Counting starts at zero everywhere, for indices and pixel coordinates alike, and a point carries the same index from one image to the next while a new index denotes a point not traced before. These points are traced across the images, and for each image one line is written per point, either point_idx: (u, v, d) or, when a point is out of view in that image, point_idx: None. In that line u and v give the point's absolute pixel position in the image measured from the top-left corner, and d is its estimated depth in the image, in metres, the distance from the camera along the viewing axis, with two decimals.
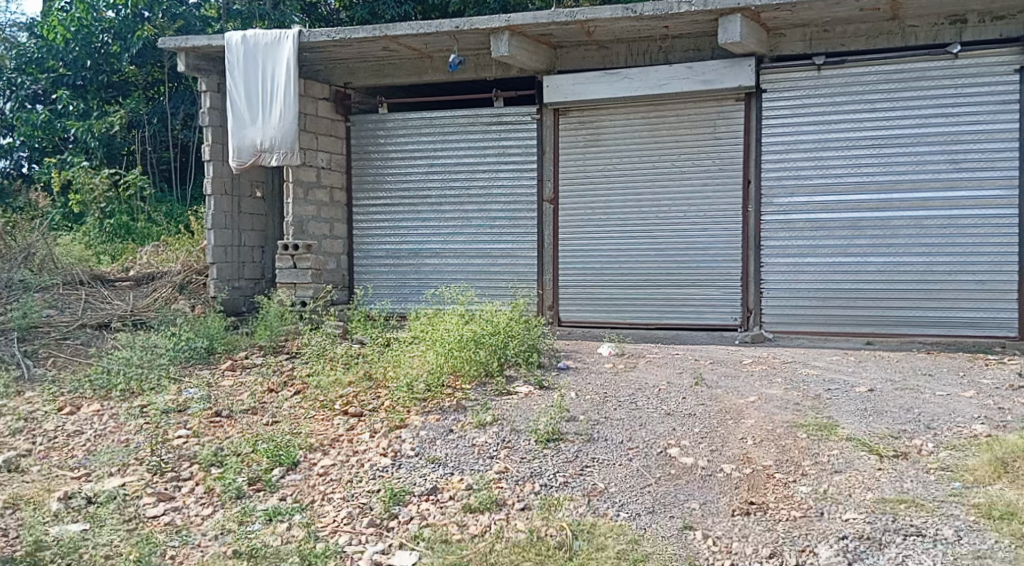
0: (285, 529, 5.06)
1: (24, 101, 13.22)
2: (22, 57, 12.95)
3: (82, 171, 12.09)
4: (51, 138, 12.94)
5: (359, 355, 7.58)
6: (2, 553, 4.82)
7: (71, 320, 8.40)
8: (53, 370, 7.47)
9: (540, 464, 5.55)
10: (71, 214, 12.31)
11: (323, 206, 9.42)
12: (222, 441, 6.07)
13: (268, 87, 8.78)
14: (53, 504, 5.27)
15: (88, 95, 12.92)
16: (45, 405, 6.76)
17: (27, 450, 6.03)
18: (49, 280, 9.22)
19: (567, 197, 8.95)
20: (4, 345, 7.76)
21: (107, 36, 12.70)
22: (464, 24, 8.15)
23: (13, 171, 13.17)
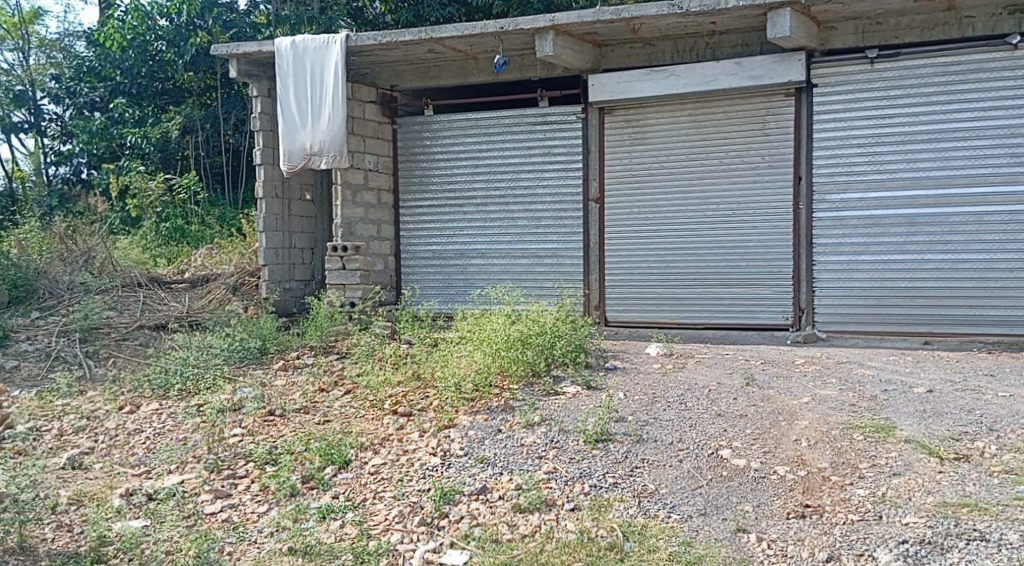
0: (338, 528, 5.10)
1: (82, 108, 13.66)
2: (81, 66, 13.37)
3: (138, 176, 12.35)
4: (109, 145, 13.15)
5: (407, 355, 7.62)
6: (67, 548, 4.89)
7: (129, 321, 8.57)
8: (113, 370, 7.61)
9: (589, 464, 5.55)
10: (128, 218, 12.58)
11: (371, 208, 9.49)
12: (275, 440, 6.12)
13: (317, 91, 8.86)
14: (115, 501, 5.36)
15: (144, 102, 13.30)
16: (106, 404, 6.88)
17: (90, 448, 6.13)
18: (109, 282, 9.40)
19: (613, 197, 8.92)
20: (66, 345, 7.97)
21: (161, 44, 12.92)
22: (509, 24, 8.16)
23: (72, 176, 13.68)
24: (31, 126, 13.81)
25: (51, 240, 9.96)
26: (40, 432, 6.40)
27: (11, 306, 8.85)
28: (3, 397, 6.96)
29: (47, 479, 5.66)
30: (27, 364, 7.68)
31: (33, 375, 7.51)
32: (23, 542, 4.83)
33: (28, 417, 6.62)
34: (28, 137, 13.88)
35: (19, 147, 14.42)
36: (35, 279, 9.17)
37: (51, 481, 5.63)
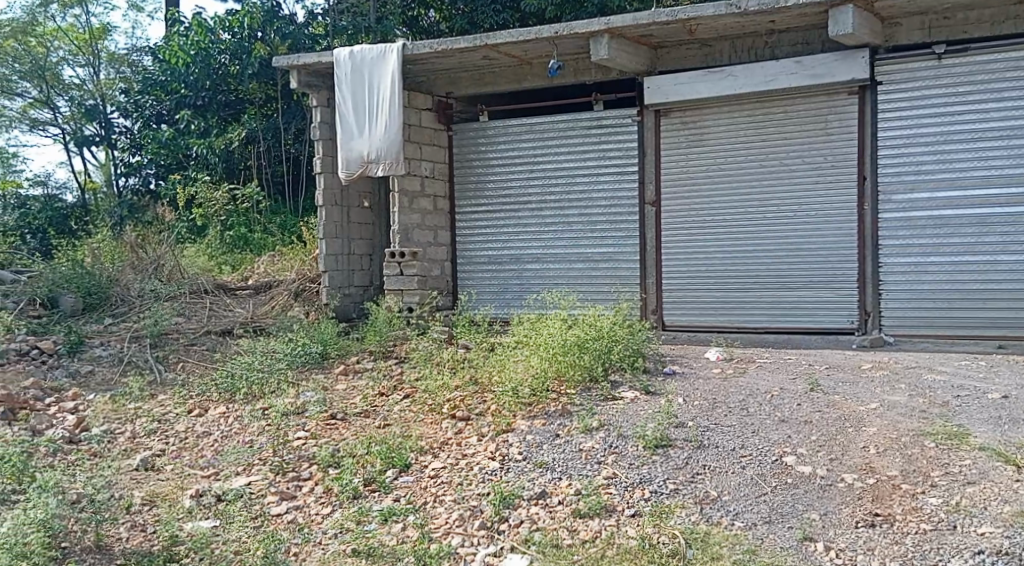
0: (400, 530, 5.12)
1: (149, 120, 13.96)
2: (148, 81, 13.66)
3: (204, 186, 12.58)
4: (176, 155, 13.37)
5: (465, 360, 7.63)
6: (141, 547, 4.97)
7: (197, 327, 8.74)
8: (182, 374, 7.73)
9: (649, 470, 5.50)
10: (194, 226, 12.72)
11: (427, 214, 9.57)
12: (338, 442, 6.17)
13: (374, 99, 8.95)
14: (185, 501, 5.44)
15: (208, 114, 13.45)
16: (175, 408, 7.00)
17: (161, 450, 6.23)
18: (177, 288, 9.58)
19: (670, 199, 8.84)
20: (138, 350, 8.12)
21: (224, 57, 13.17)
22: (563, 29, 8.15)
23: (142, 187, 13.87)
24: (102, 139, 14.33)
25: (123, 250, 10.15)
26: (114, 433, 6.52)
27: (84, 313, 9.06)
28: (79, 401, 7.11)
29: (121, 480, 5.76)
30: (100, 368, 7.84)
31: (105, 380, 7.65)
32: (99, 541, 4.90)
33: (103, 420, 6.74)
34: (100, 149, 14.46)
35: (91, 158, 14.97)
36: (108, 287, 9.38)
37: (124, 481, 5.73)
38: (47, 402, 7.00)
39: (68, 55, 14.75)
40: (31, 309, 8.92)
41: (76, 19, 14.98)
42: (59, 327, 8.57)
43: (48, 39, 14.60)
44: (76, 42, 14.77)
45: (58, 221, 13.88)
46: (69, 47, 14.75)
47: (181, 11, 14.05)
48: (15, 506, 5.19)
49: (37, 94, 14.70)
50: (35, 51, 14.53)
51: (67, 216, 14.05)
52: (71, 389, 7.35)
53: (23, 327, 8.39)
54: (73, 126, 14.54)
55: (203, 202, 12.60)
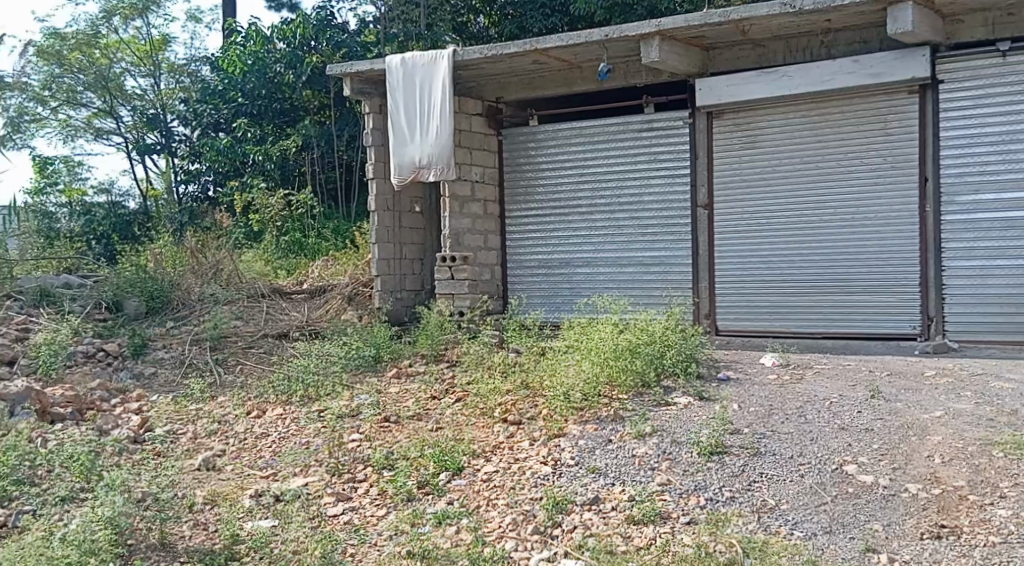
0: (454, 532, 5.08)
1: (206, 128, 14.24)
2: (207, 90, 13.98)
3: (260, 192, 12.71)
4: (232, 162, 13.61)
5: (516, 364, 7.58)
6: (204, 545, 4.99)
7: (255, 330, 8.81)
8: (241, 377, 7.80)
9: (704, 477, 5.42)
10: (251, 232, 12.89)
11: (477, 218, 9.61)
12: (392, 445, 6.16)
13: (426, 105, 8.98)
14: (246, 501, 5.47)
15: (263, 122, 13.63)
16: (235, 409, 7.05)
17: (222, 450, 6.27)
18: (236, 293, 9.66)
19: (724, 203, 8.73)
20: (198, 353, 8.23)
21: (279, 67, 13.38)
22: (613, 32, 8.07)
23: (201, 194, 14.23)
24: (163, 148, 14.82)
25: (183, 255, 10.17)
26: (177, 434, 6.58)
27: (148, 317, 9.25)
28: (143, 402, 7.21)
29: (183, 479, 5.82)
30: (163, 370, 7.97)
31: (168, 381, 7.77)
32: (163, 539, 4.94)
33: (165, 421, 6.81)
34: (161, 157, 14.87)
35: (153, 166, 15.28)
36: (170, 290, 9.50)
37: (187, 480, 5.79)
38: (113, 403, 7.11)
39: (131, 66, 15.15)
40: (97, 312, 9.09)
41: (137, 31, 15.25)
42: (124, 331, 8.73)
43: (111, 51, 14.97)
44: (137, 54, 15.20)
45: (121, 228, 14.21)
46: (131, 58, 15.16)
47: (238, 21, 14.35)
48: (83, 505, 5.27)
49: (101, 105, 15.05)
50: (98, 63, 14.83)
51: (131, 223, 14.33)
52: (135, 391, 7.46)
53: (90, 329, 8.55)
54: (136, 136, 14.94)
55: (258, 209, 12.82)
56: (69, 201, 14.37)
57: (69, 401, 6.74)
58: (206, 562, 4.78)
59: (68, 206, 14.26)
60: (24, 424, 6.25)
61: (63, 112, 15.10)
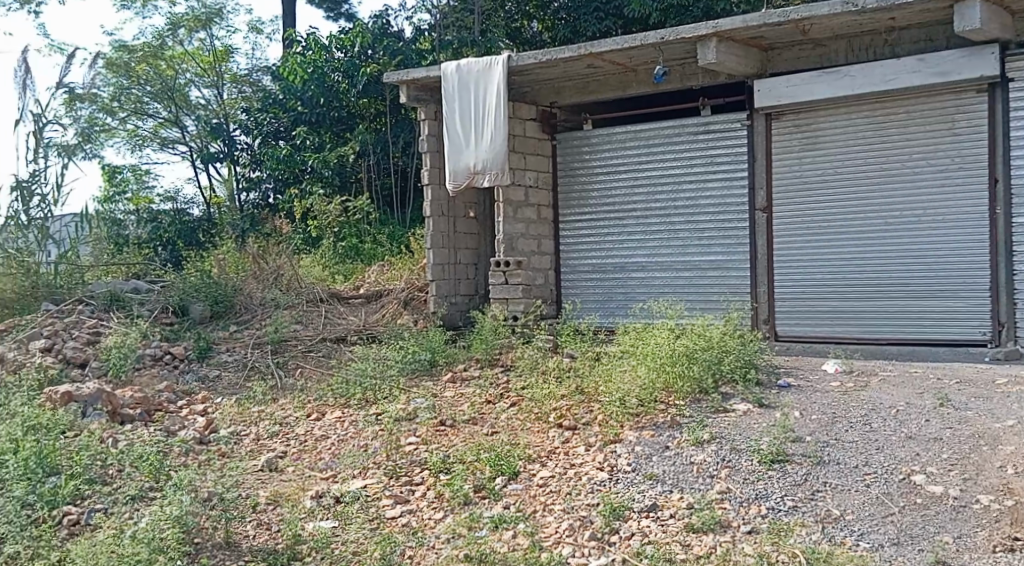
0: (510, 537, 5.02)
1: (267, 136, 14.42)
2: (269, 100, 14.30)
3: (319, 199, 12.91)
4: (291, 170, 13.76)
5: (570, 369, 7.49)
6: (266, 544, 5.00)
7: (314, 333, 8.86)
8: (301, 380, 7.83)
9: (765, 486, 5.29)
10: (309, 238, 12.94)
11: (531, 223, 9.59)
12: (448, 449, 6.11)
13: (481, 111, 8.97)
14: (307, 502, 5.47)
15: (322, 129, 13.73)
16: (295, 411, 7.08)
17: (283, 452, 6.29)
18: (295, 298, 9.71)
19: (784, 205, 8.56)
20: (259, 356, 8.30)
21: (338, 75, 13.48)
22: (669, 34, 7.98)
23: (262, 202, 14.42)
24: (226, 156, 14.76)
25: (246, 260, 10.36)
26: (240, 435, 6.61)
27: (213, 321, 9.32)
28: (208, 404, 7.27)
29: (247, 479, 5.83)
30: (226, 373, 8.04)
31: (232, 384, 7.84)
32: (228, 538, 4.99)
33: (229, 422, 6.85)
34: (223, 165, 15.00)
35: (216, 175, 15.49)
36: (232, 294, 9.60)
37: (250, 480, 5.80)
38: (179, 404, 7.19)
39: (195, 77, 15.53)
40: (164, 315, 9.17)
41: (201, 42, 15.72)
42: (189, 334, 8.83)
43: (176, 62, 15.40)
44: (201, 65, 15.60)
45: (185, 234, 14.35)
46: (195, 69, 15.55)
47: (298, 30, 14.51)
48: (152, 503, 5.31)
49: (167, 115, 15.37)
50: (165, 74, 15.28)
51: (196, 230, 14.55)
52: (201, 393, 7.54)
53: (157, 333, 8.66)
54: (200, 144, 15.18)
55: (317, 215, 12.95)
56: (136, 208, 14.68)
57: (138, 402, 6.83)
58: (270, 561, 4.80)
59: (135, 213, 14.54)
60: (96, 424, 6.35)
61: (131, 122, 15.49)
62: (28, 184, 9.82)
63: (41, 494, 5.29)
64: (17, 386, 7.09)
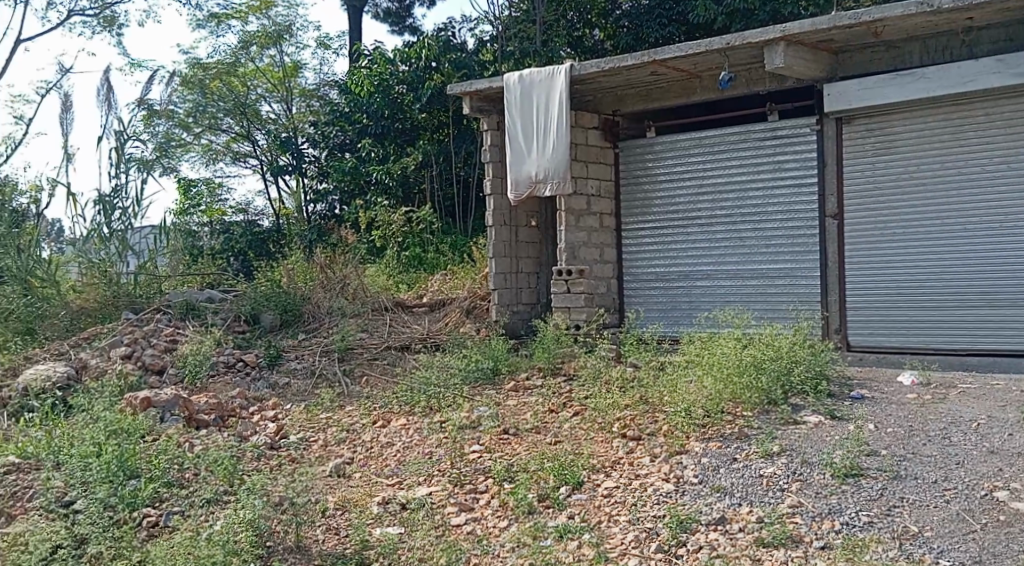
0: (576, 547, 4.90)
1: (334, 149, 14.71)
2: (335, 112, 14.43)
3: (382, 210, 12.94)
4: (357, 182, 13.92)
5: (634, 379, 7.34)
6: (334, 549, 4.98)
7: (379, 341, 8.86)
8: (367, 388, 7.83)
9: (839, 500, 5.10)
10: (373, 248, 13.00)
11: (594, 231, 9.50)
12: (512, 457, 6.02)
13: (543, 120, 8.90)
14: (374, 508, 5.42)
15: (386, 141, 13.82)
16: (361, 418, 7.07)
17: (350, 458, 6.26)
18: (361, 306, 9.73)
19: (856, 212, 8.32)
20: (327, 364, 8.34)
21: (402, 87, 13.57)
22: (736, 39, 7.82)
23: (328, 213, 14.58)
24: (294, 168, 14.88)
25: (314, 270, 10.29)
26: (309, 441, 6.61)
27: (282, 329, 9.37)
28: (278, 410, 7.29)
29: (317, 484, 5.80)
30: (295, 380, 8.07)
31: (301, 391, 7.87)
32: (299, 541, 4.97)
33: (299, 428, 6.86)
34: (291, 178, 14.97)
35: (285, 187, 15.63)
36: (301, 303, 9.65)
37: (319, 485, 5.77)
38: (251, 410, 7.22)
39: (266, 93, 15.77)
40: (236, 324, 9.27)
41: (272, 59, 15.86)
42: (260, 342, 8.88)
43: (247, 79, 15.69)
44: (272, 81, 15.82)
45: (256, 245, 14.67)
46: (266, 85, 15.79)
47: (365, 44, 14.64)
48: (226, 507, 5.32)
49: (239, 129, 15.64)
50: (236, 90, 15.54)
51: (266, 240, 14.77)
52: (271, 399, 7.57)
53: (230, 341, 8.74)
54: (270, 158, 15.36)
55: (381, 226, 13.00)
56: (209, 221, 15.01)
57: (212, 407, 6.89)
58: None
59: (209, 225, 14.92)
60: (173, 429, 6.39)
61: (204, 137, 15.72)
62: (109, 198, 10.03)
63: (122, 496, 5.34)
64: (98, 391, 7.21)
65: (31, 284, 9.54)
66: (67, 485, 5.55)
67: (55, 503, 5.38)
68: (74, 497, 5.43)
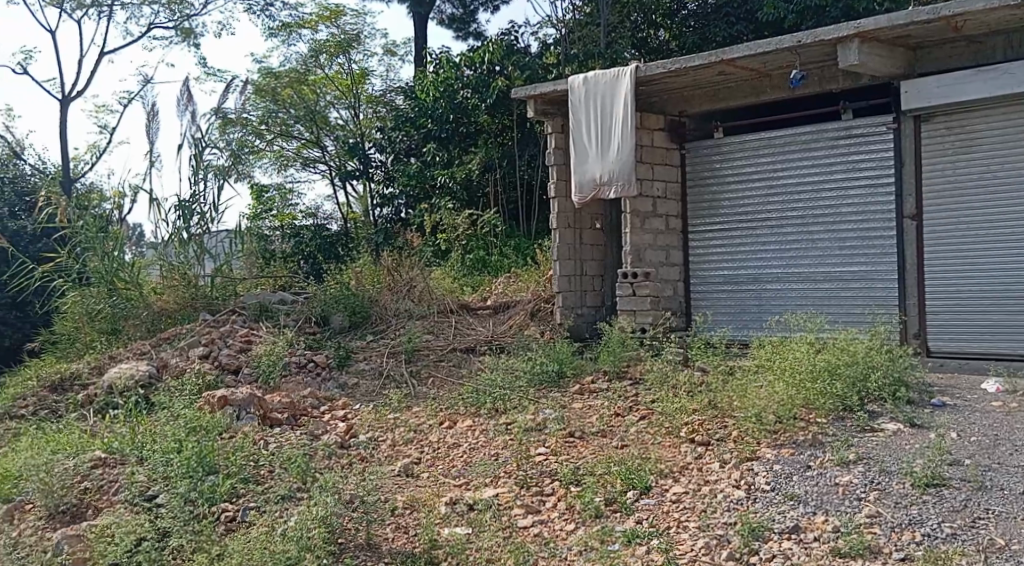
0: (645, 553, 4.78)
1: (400, 154, 14.79)
2: (401, 118, 14.48)
3: (447, 212, 12.85)
4: (422, 186, 13.99)
5: (702, 384, 7.13)
6: (404, 548, 4.93)
7: (445, 343, 8.83)
8: (434, 390, 7.80)
9: (920, 511, 4.91)
10: (438, 251, 13.00)
11: (660, 233, 9.36)
12: (578, 461, 5.91)
13: (608, 123, 8.79)
14: (442, 508, 5.36)
15: (451, 145, 13.85)
16: (428, 419, 7.04)
17: (417, 458, 6.23)
18: (427, 308, 9.73)
19: (935, 213, 8.06)
20: (394, 365, 8.34)
21: (467, 91, 13.50)
22: (808, 38, 7.63)
23: (394, 217, 14.64)
24: (362, 173, 15.11)
25: (382, 273, 10.32)
26: (377, 440, 6.59)
27: (351, 330, 9.41)
28: (348, 409, 7.30)
29: (386, 483, 5.77)
30: (364, 381, 8.09)
31: (370, 392, 7.88)
32: (370, 539, 4.94)
33: (368, 428, 6.84)
34: (359, 182, 15.24)
35: (352, 192, 15.79)
36: (369, 306, 9.67)
37: (387, 484, 5.74)
38: (322, 410, 7.24)
39: (335, 100, 15.87)
40: (307, 325, 9.31)
41: (341, 67, 15.93)
42: (331, 343, 8.91)
43: (318, 87, 15.88)
44: (341, 88, 15.79)
45: (326, 248, 14.75)
46: (335, 92, 15.84)
47: (432, 49, 14.70)
48: (301, 504, 5.31)
49: (309, 136, 15.87)
50: (308, 98, 15.85)
51: (334, 243, 14.87)
52: (342, 399, 7.58)
53: (302, 341, 8.78)
54: (338, 163, 15.51)
55: (445, 229, 12.99)
56: (281, 224, 15.19)
57: (285, 406, 6.92)
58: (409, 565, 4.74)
59: (281, 229, 15.07)
60: (249, 427, 6.44)
61: (277, 144, 15.99)
62: (189, 203, 10.25)
63: (201, 490, 5.36)
64: (178, 390, 7.33)
65: (116, 285, 9.80)
66: (150, 480, 5.61)
67: (139, 497, 5.45)
68: (157, 491, 5.48)
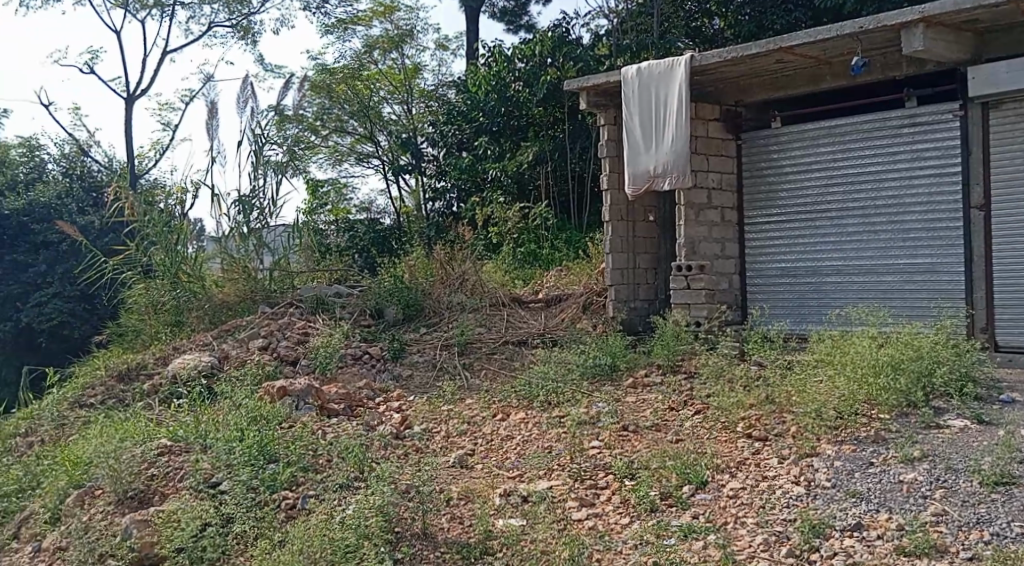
0: (702, 547, 4.69)
1: (452, 148, 14.62)
2: (453, 112, 14.48)
3: (498, 206, 12.83)
4: (474, 179, 13.96)
5: (759, 377, 6.97)
6: (460, 539, 4.89)
7: (497, 336, 8.79)
8: (486, 382, 7.77)
9: (988, 510, 4.74)
10: (490, 244, 12.95)
11: (715, 225, 9.20)
12: (632, 455, 5.82)
13: (662, 112, 8.65)
14: (496, 499, 5.31)
15: (502, 139, 13.80)
16: (481, 411, 7.00)
17: (471, 449, 6.19)
18: (479, 301, 9.71)
19: (1004, 203, 7.81)
20: (447, 357, 8.33)
21: (518, 85, 13.53)
22: (870, 23, 7.43)
23: (446, 210, 14.59)
24: (415, 167, 15.16)
25: (434, 265, 10.26)
26: (431, 432, 6.56)
27: (405, 323, 9.41)
28: (403, 401, 7.29)
29: (440, 474, 5.74)
30: (417, 373, 8.09)
31: (423, 383, 7.86)
32: (425, 528, 4.91)
33: (422, 419, 6.81)
34: (412, 176, 15.27)
35: (405, 186, 15.82)
36: (423, 298, 9.66)
37: (442, 475, 5.71)
38: (377, 401, 7.25)
39: (388, 95, 15.94)
40: (362, 318, 9.34)
41: (393, 62, 16.20)
42: (385, 335, 8.90)
43: (371, 82, 15.88)
44: (394, 82, 15.98)
45: (379, 242, 14.80)
46: (388, 87, 15.98)
47: (484, 43, 14.69)
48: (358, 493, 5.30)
49: (362, 130, 15.93)
50: (361, 94, 15.75)
51: (387, 237, 14.90)
52: (396, 390, 7.58)
53: (357, 334, 8.80)
54: (391, 157, 15.56)
55: (497, 222, 12.92)
56: (336, 219, 15.29)
57: (342, 397, 6.93)
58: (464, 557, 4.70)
59: (335, 222, 15.11)
60: (308, 417, 6.46)
61: (332, 139, 16.11)
62: (249, 198, 10.36)
63: (263, 478, 5.43)
64: (239, 380, 7.43)
65: (181, 278, 9.90)
66: (214, 467, 5.66)
67: (202, 484, 5.49)
68: (220, 478, 5.52)
